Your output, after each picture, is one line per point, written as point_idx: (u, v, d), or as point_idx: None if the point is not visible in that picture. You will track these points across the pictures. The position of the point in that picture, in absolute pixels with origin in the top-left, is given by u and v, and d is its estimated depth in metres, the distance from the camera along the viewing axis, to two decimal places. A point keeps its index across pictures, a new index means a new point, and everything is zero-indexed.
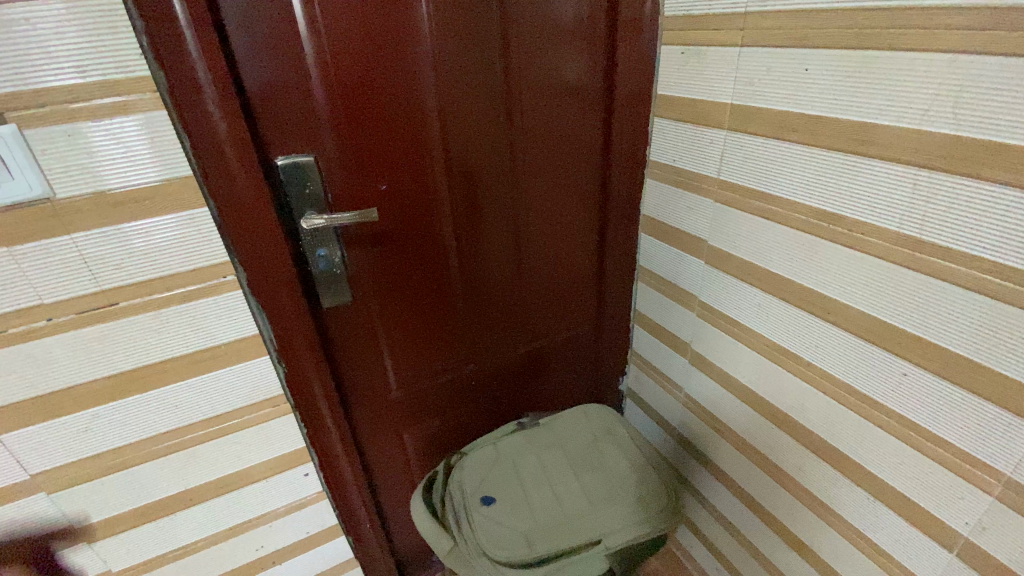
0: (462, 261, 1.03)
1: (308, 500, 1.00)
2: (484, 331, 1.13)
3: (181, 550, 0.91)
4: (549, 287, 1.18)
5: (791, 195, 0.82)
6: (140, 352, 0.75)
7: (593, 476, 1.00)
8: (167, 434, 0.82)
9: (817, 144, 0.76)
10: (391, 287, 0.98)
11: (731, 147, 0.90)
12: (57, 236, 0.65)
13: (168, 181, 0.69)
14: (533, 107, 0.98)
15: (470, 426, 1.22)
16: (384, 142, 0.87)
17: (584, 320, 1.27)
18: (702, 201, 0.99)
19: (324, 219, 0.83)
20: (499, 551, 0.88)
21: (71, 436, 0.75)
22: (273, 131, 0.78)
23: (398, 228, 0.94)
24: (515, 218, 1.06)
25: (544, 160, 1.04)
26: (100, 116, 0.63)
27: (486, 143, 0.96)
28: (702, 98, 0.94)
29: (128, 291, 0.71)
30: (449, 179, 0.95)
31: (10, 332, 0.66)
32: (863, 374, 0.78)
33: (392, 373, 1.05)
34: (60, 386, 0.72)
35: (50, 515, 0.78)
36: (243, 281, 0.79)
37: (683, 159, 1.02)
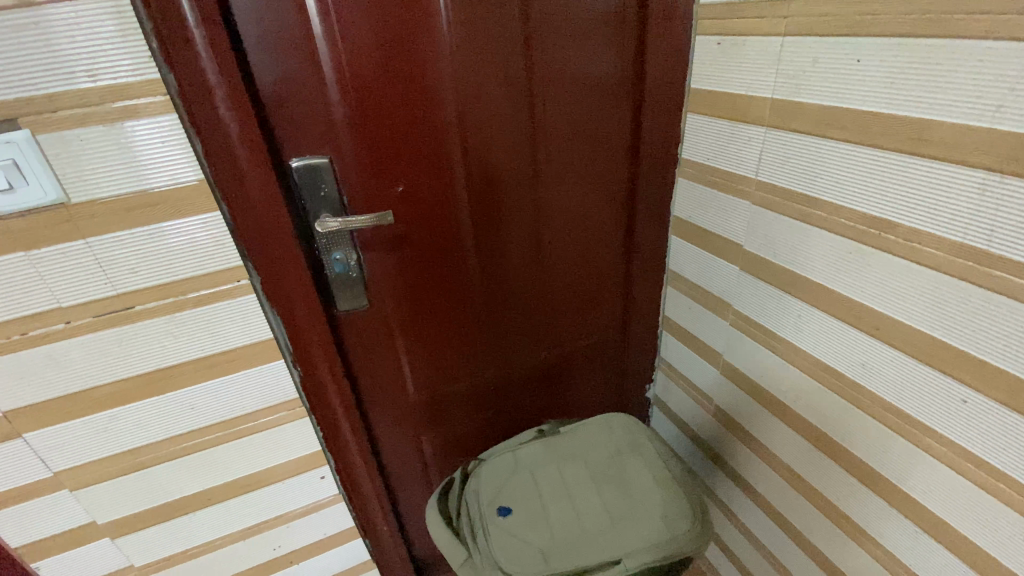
0: (482, 263, 1.00)
1: (325, 501, 1.00)
2: (505, 336, 1.10)
3: (199, 547, 0.91)
4: (574, 289, 1.13)
5: (836, 199, 0.75)
6: (156, 355, 0.75)
7: (614, 491, 0.95)
8: (184, 435, 0.82)
9: (869, 142, 0.69)
10: (409, 291, 0.96)
11: (771, 145, 0.84)
12: (73, 240, 0.65)
13: (180, 184, 0.68)
14: (558, 102, 0.93)
15: (490, 432, 1.19)
16: (402, 142, 0.84)
17: (610, 324, 1.22)
18: (738, 203, 0.93)
19: (339, 222, 0.81)
20: (514, 566, 0.85)
21: (92, 436, 0.76)
22: (288, 133, 0.76)
23: (416, 230, 0.91)
24: (538, 221, 1.02)
25: (570, 160, 1.00)
26: (112, 120, 0.62)
27: (507, 141, 0.92)
28: (740, 93, 0.87)
29: (143, 295, 0.71)
30: (469, 178, 0.92)
31: (30, 334, 0.67)
32: (914, 398, 0.71)
33: (411, 377, 1.04)
34: (80, 388, 0.72)
35: (74, 512, 0.79)
36: (257, 286, 0.78)
37: (718, 157, 0.96)
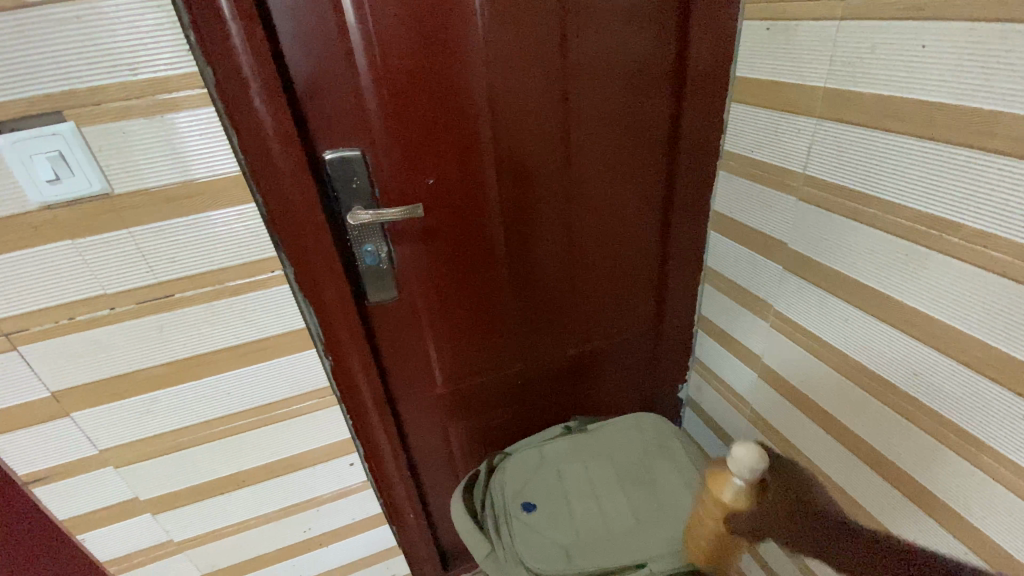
0: (512, 256, 0.98)
1: (354, 487, 1.02)
2: (534, 331, 1.09)
3: (234, 526, 0.95)
4: (606, 285, 1.11)
5: (892, 197, 0.70)
6: (194, 341, 0.77)
7: (641, 493, 0.94)
8: (221, 419, 0.84)
9: (931, 136, 0.64)
10: (439, 285, 0.96)
11: (822, 138, 0.79)
12: (117, 230, 0.67)
13: (217, 176, 0.69)
14: (594, 92, 0.90)
15: (518, 427, 1.19)
16: (434, 133, 0.83)
17: (643, 320, 1.19)
18: (783, 199, 0.88)
19: (370, 214, 0.81)
20: (537, 563, 0.85)
21: (135, 416, 0.79)
22: (321, 124, 0.77)
23: (447, 223, 0.91)
24: (569, 215, 0.99)
25: (604, 153, 0.96)
26: (152, 113, 0.63)
27: (539, 132, 0.90)
28: (789, 82, 0.82)
29: (182, 283, 0.73)
30: (500, 171, 0.90)
31: (77, 318, 0.70)
32: (971, 412, 0.66)
33: (439, 368, 1.04)
34: (123, 371, 0.75)
35: (119, 487, 0.83)
36: (291, 277, 0.79)
37: (763, 151, 0.91)
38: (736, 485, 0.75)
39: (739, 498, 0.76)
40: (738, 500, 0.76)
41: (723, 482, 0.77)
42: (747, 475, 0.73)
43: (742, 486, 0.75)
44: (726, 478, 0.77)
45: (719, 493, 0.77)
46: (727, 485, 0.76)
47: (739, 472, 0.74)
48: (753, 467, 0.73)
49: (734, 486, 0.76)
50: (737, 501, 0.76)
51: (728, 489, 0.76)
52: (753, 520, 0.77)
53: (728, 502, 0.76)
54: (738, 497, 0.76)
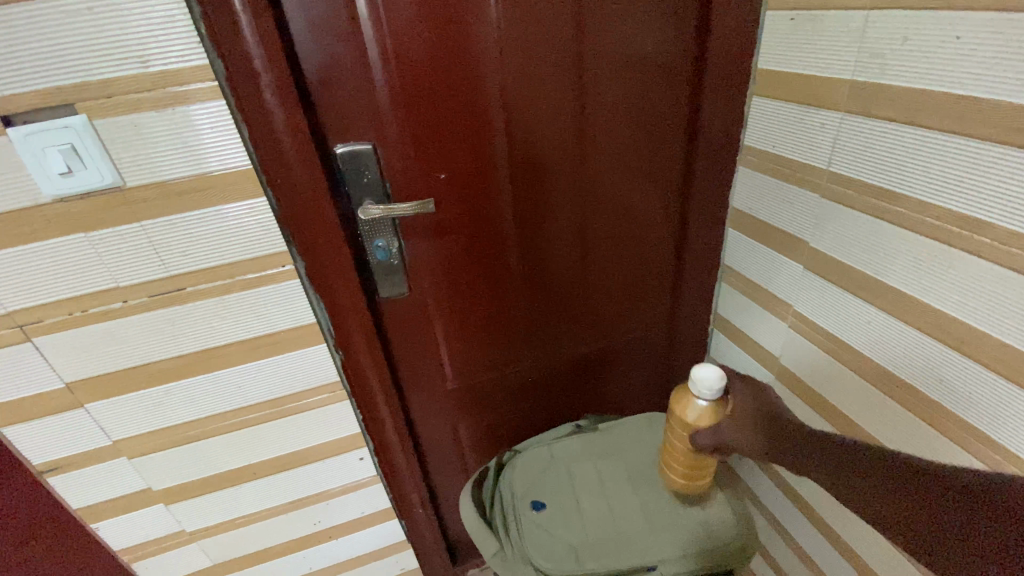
0: (524, 253, 0.97)
1: (364, 481, 1.02)
2: (546, 328, 1.08)
3: (245, 517, 0.95)
4: (619, 282, 1.09)
5: (921, 196, 0.67)
6: (205, 335, 0.77)
7: (652, 494, 0.92)
8: (232, 412, 0.85)
9: (965, 132, 0.61)
10: (450, 280, 0.95)
11: (847, 134, 0.76)
12: (129, 223, 0.67)
13: (228, 170, 0.68)
14: (609, 83, 0.88)
15: (528, 424, 1.18)
16: (446, 127, 0.82)
17: (657, 318, 1.17)
18: (805, 196, 0.85)
19: (381, 209, 0.80)
20: (545, 562, 0.85)
21: (147, 408, 0.79)
22: (332, 118, 0.76)
23: (458, 218, 0.90)
24: (583, 211, 0.98)
25: (620, 146, 0.94)
26: (163, 106, 0.63)
27: (553, 127, 0.88)
28: (813, 75, 0.79)
29: (193, 277, 0.73)
30: (512, 165, 0.88)
31: (90, 311, 0.70)
32: (1000, 422, 0.63)
33: (449, 364, 1.03)
34: (136, 363, 0.76)
35: (132, 477, 0.84)
36: (302, 271, 0.79)
37: (785, 146, 0.88)
38: (699, 406, 0.80)
39: (702, 418, 0.80)
40: (700, 419, 0.81)
41: (687, 402, 0.82)
42: (705, 394, 0.79)
43: (706, 405, 0.80)
44: (689, 399, 0.82)
45: (683, 413, 0.82)
46: (691, 407, 0.81)
47: (698, 391, 0.79)
48: (711, 387, 0.78)
49: (697, 406, 0.81)
50: (701, 419, 0.81)
51: (693, 410, 0.81)
52: (719, 441, 0.77)
53: (692, 421, 0.81)
54: (702, 416, 0.81)
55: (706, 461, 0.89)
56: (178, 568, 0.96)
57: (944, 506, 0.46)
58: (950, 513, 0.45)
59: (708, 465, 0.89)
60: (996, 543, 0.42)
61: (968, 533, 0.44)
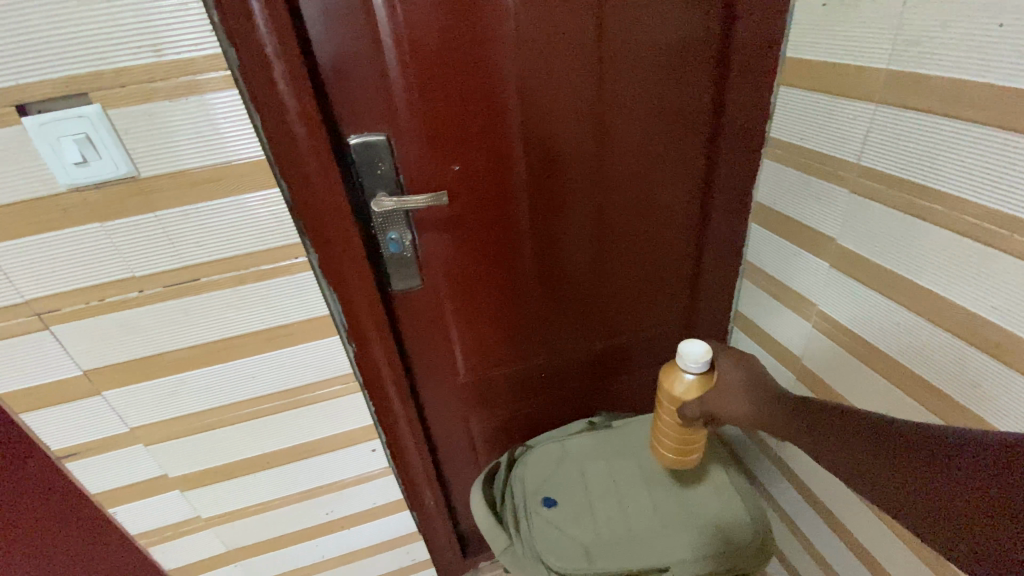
0: (538, 246, 0.95)
1: (376, 473, 1.02)
2: (560, 322, 1.06)
3: (259, 505, 0.96)
4: (637, 277, 1.06)
5: (958, 193, 0.64)
6: (219, 325, 0.77)
7: (666, 495, 0.91)
8: (246, 402, 0.85)
9: (1009, 125, 0.57)
10: (464, 273, 0.94)
11: (879, 126, 0.72)
12: (143, 213, 0.67)
13: (241, 160, 0.67)
14: (630, 71, 0.85)
15: (541, 419, 1.17)
16: (461, 118, 0.80)
17: (675, 315, 1.15)
18: (834, 191, 0.81)
19: (394, 201, 0.80)
20: (556, 560, 0.84)
21: (163, 397, 0.80)
22: (346, 108, 0.75)
23: (473, 211, 0.88)
24: (600, 204, 0.95)
25: (639, 137, 0.91)
26: (177, 95, 0.62)
27: (571, 118, 0.86)
28: (845, 64, 0.76)
29: (207, 268, 0.73)
30: (528, 157, 0.87)
31: (107, 300, 0.71)
32: None
33: (462, 358, 1.02)
34: (151, 352, 0.76)
35: (149, 464, 0.85)
36: (315, 263, 0.78)
37: (813, 138, 0.84)
38: (686, 379, 0.76)
39: (690, 392, 0.76)
40: (688, 393, 0.77)
41: (674, 376, 0.78)
42: (692, 365, 0.75)
43: (694, 378, 0.76)
44: (676, 372, 0.78)
45: (670, 387, 0.78)
46: (678, 380, 0.77)
47: (685, 363, 0.75)
48: (697, 358, 0.75)
49: (684, 380, 0.77)
50: (688, 393, 0.76)
51: (680, 383, 0.77)
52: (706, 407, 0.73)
53: (679, 395, 0.77)
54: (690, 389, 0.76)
55: (697, 437, 0.85)
56: (194, 552, 0.97)
57: (961, 474, 0.41)
58: (964, 483, 0.41)
59: (698, 441, 0.85)
60: (1016, 504, 0.37)
61: (990, 502, 0.39)
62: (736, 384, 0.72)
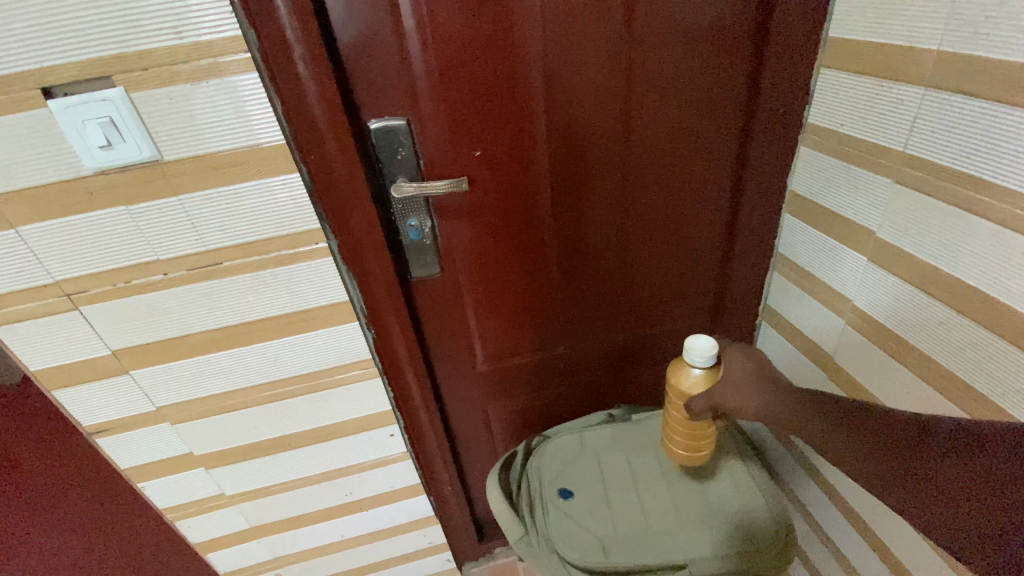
0: (560, 235, 0.93)
1: (393, 457, 1.02)
2: (581, 312, 1.04)
3: (280, 485, 0.98)
4: (661, 268, 1.03)
5: (1014, 185, 0.59)
6: (241, 309, 0.78)
7: (686, 490, 0.89)
8: (267, 384, 0.86)
9: None
10: (484, 261, 0.92)
11: (928, 113, 0.67)
12: (167, 197, 0.67)
13: (261, 144, 0.67)
14: (659, 54, 0.81)
15: (558, 409, 1.16)
16: (483, 103, 0.78)
17: (700, 308, 1.12)
18: (874, 181, 0.77)
19: (414, 187, 0.79)
20: (571, 551, 0.83)
21: (187, 378, 0.82)
22: (366, 92, 0.73)
23: (493, 198, 0.86)
24: (625, 193, 0.93)
25: (669, 122, 0.88)
26: (198, 78, 0.62)
27: (597, 103, 0.83)
28: (892, 45, 0.70)
29: (229, 253, 0.73)
30: (552, 144, 0.84)
31: (132, 283, 0.72)
32: None
33: (480, 346, 1.02)
34: (176, 334, 0.77)
35: (174, 442, 0.87)
36: (334, 249, 0.78)
37: (853, 125, 0.79)
38: (694, 373, 0.75)
39: (697, 385, 0.75)
40: (696, 386, 0.75)
41: (682, 370, 0.77)
42: (698, 358, 0.74)
43: (702, 373, 0.75)
44: (683, 366, 0.77)
45: (678, 381, 0.78)
46: (685, 374, 0.76)
47: (691, 356, 0.74)
48: (704, 353, 0.73)
49: (691, 375, 0.76)
50: (695, 387, 0.75)
51: (687, 377, 0.76)
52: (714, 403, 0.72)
53: (687, 389, 0.77)
54: (697, 383, 0.76)
55: (707, 429, 0.86)
56: (219, 528, 1.00)
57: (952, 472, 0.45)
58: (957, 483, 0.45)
59: (709, 435, 0.86)
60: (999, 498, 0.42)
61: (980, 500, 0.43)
62: (743, 379, 0.71)
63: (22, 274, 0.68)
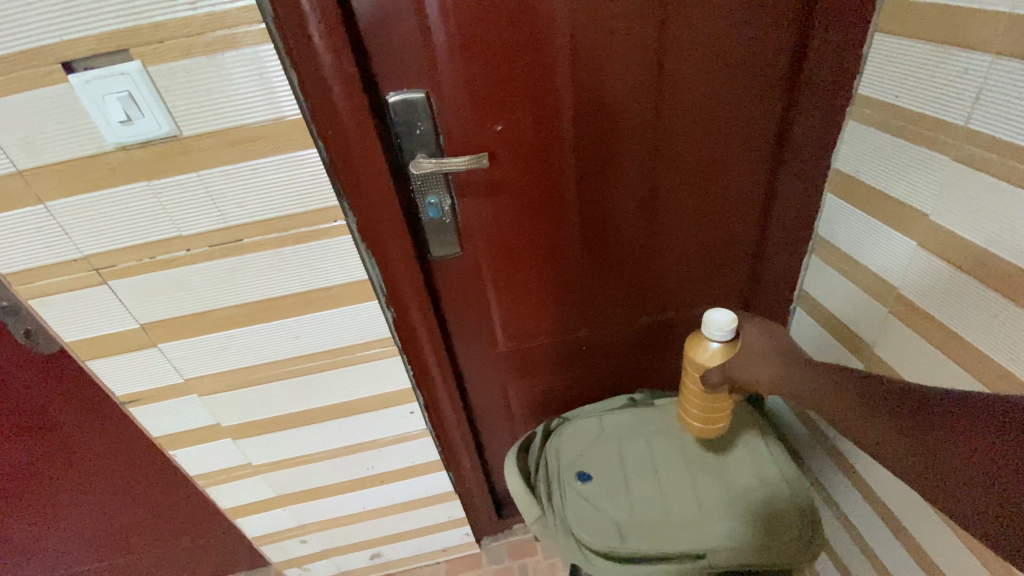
0: (585, 214, 0.90)
1: (413, 434, 1.03)
2: (605, 294, 1.01)
3: (305, 456, 1.01)
4: (690, 249, 0.99)
5: None
6: (262, 286, 0.78)
7: (707, 478, 0.87)
8: (290, 360, 0.87)
9: None
10: (505, 240, 0.90)
11: (997, 82, 0.60)
12: (187, 173, 0.67)
13: (279, 118, 0.66)
14: (695, 20, 0.76)
15: (580, 390, 1.14)
16: (506, 74, 0.75)
17: (730, 290, 1.07)
18: (930, 159, 0.70)
19: (433, 164, 0.76)
20: (587, 535, 0.82)
21: (213, 351, 0.83)
22: (384, 64, 0.71)
23: (515, 175, 0.84)
24: (654, 170, 0.88)
25: (704, 94, 0.82)
26: (214, 51, 0.60)
27: (627, 74, 0.78)
28: (959, 5, 0.63)
29: (249, 229, 0.73)
30: (577, 119, 0.80)
31: (157, 258, 0.73)
32: None
33: (500, 326, 1.01)
34: (200, 309, 0.78)
35: (203, 412, 0.90)
36: (353, 227, 0.77)
37: (909, 96, 0.72)
38: (711, 346, 0.73)
39: (715, 358, 0.73)
40: (714, 360, 0.73)
41: (698, 343, 0.75)
42: (717, 332, 0.71)
43: (719, 347, 0.72)
44: (700, 340, 0.75)
45: (695, 354, 0.75)
46: (702, 348, 0.74)
47: (709, 330, 0.72)
48: (722, 326, 0.71)
49: (709, 347, 0.73)
50: (713, 361, 0.73)
51: (704, 351, 0.74)
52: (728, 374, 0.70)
53: (704, 361, 0.74)
54: (716, 356, 0.73)
55: (724, 405, 0.81)
56: (248, 495, 1.04)
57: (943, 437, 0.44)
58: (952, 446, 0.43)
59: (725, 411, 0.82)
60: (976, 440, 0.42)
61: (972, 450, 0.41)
62: (761, 351, 0.68)
63: (53, 249, 0.70)
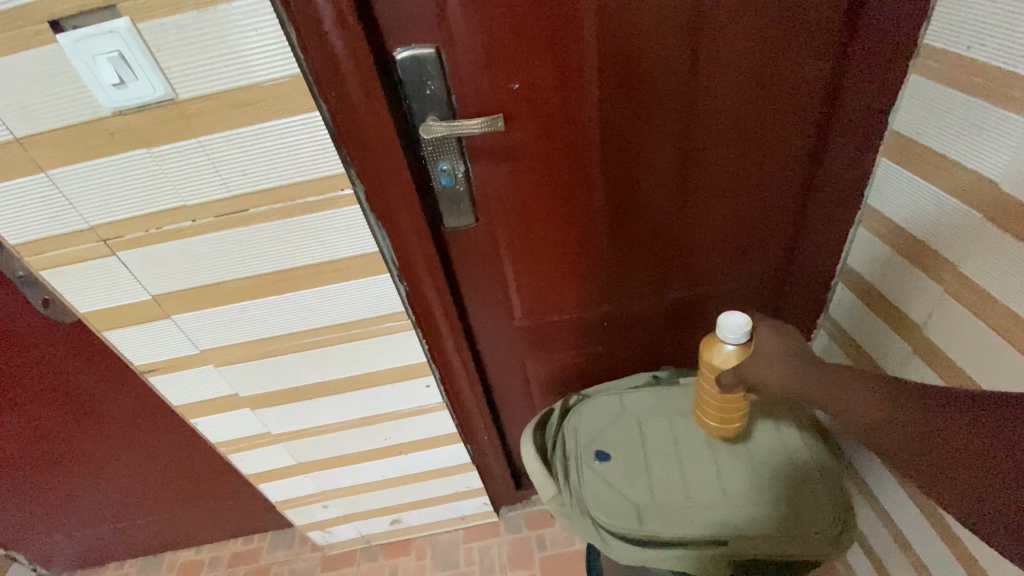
0: (610, 183, 0.84)
1: (429, 407, 1.02)
2: (630, 268, 0.96)
3: (322, 427, 1.01)
4: (723, 221, 0.92)
5: None
6: (270, 257, 0.76)
7: (733, 461, 0.83)
8: (302, 332, 0.85)
9: None
10: (524, 211, 0.85)
11: None
12: (187, 139, 0.64)
13: (279, 79, 0.61)
14: None
15: (600, 366, 1.11)
16: (524, 30, 0.68)
17: (766, 265, 1.00)
18: (1004, 120, 0.61)
19: (444, 126, 0.71)
20: (605, 516, 0.80)
21: (225, 323, 0.82)
22: (390, 18, 0.65)
23: (535, 141, 0.78)
24: (687, 136, 0.81)
25: (746, 50, 0.74)
26: (205, 5, 0.56)
27: (660, 28, 0.70)
28: None
29: (254, 198, 0.70)
30: (603, 80, 0.74)
31: (164, 229, 0.71)
32: None
33: (518, 300, 0.97)
34: (210, 281, 0.77)
35: (219, 383, 0.90)
36: (361, 196, 0.73)
37: (984, 47, 0.62)
38: (725, 349, 0.69)
39: (729, 361, 0.69)
40: (727, 363, 0.70)
41: (711, 346, 0.71)
42: (730, 335, 0.68)
43: (734, 350, 0.69)
44: (714, 341, 0.71)
45: (707, 356, 0.72)
46: (715, 350, 0.70)
47: (722, 333, 0.68)
48: (737, 329, 0.67)
49: (723, 350, 0.70)
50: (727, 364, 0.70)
51: (717, 354, 0.70)
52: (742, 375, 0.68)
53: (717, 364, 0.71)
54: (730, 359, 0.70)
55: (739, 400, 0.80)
56: (269, 462, 1.05)
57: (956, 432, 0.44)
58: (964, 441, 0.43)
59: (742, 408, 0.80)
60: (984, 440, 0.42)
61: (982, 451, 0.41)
62: (771, 350, 0.66)
63: (58, 219, 0.68)
